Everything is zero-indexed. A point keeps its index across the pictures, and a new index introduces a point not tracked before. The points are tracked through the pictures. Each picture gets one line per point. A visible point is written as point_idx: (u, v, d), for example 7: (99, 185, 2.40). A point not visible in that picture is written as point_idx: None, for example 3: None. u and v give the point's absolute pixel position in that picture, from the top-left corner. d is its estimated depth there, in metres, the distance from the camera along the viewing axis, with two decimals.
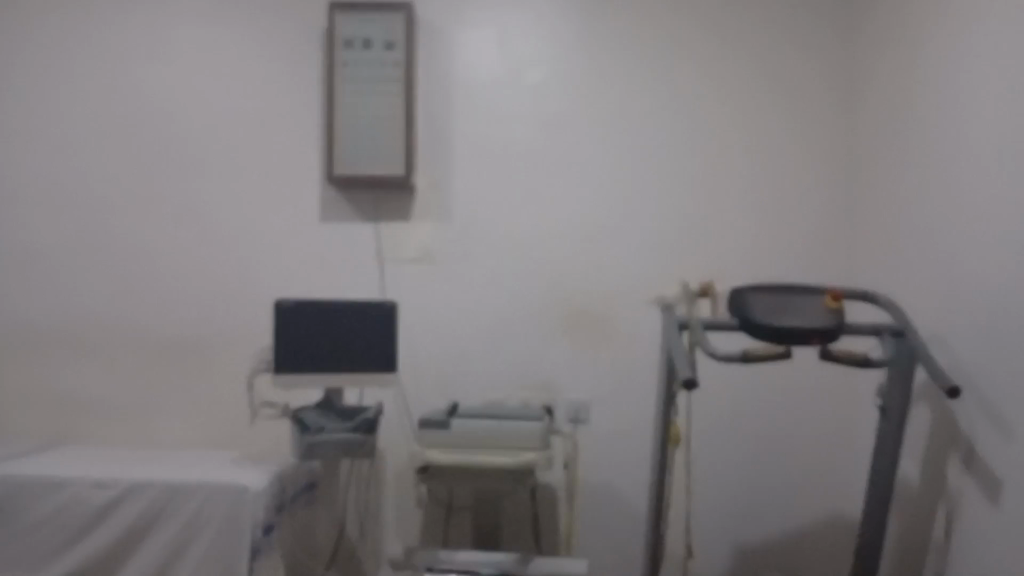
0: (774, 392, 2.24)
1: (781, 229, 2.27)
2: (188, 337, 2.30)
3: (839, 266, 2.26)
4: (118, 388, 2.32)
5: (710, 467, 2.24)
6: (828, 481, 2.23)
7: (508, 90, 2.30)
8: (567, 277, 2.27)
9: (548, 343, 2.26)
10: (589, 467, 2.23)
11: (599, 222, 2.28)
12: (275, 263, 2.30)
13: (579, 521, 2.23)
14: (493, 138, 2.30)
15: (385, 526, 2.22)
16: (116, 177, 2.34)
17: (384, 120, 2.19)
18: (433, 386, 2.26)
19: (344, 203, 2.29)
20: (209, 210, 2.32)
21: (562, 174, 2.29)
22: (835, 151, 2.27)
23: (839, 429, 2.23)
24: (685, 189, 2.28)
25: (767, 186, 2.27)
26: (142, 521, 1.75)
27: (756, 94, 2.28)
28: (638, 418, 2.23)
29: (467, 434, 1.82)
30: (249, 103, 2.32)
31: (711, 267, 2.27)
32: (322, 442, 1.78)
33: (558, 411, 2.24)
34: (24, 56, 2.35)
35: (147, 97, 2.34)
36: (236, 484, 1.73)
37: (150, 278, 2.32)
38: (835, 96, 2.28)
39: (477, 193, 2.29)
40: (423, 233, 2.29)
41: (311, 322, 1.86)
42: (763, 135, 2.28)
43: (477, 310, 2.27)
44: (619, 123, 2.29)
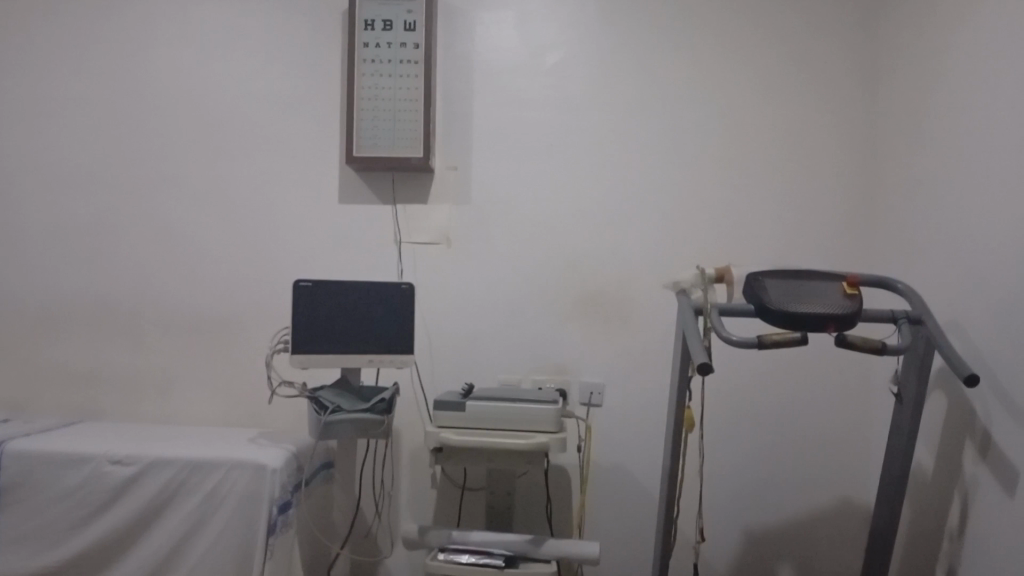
0: (789, 379, 2.23)
1: (801, 215, 2.25)
2: (208, 316, 2.33)
3: (859, 252, 2.24)
4: (138, 366, 2.35)
5: (724, 452, 2.24)
6: (843, 469, 2.23)
7: (527, 73, 2.30)
8: (583, 261, 2.27)
9: (564, 327, 2.26)
10: (602, 450, 2.24)
11: (616, 206, 2.27)
12: (293, 244, 2.32)
13: (591, 504, 2.24)
14: (512, 121, 2.30)
15: (400, 506, 2.25)
16: (139, 158, 2.37)
17: (403, 101, 2.20)
18: (449, 368, 2.28)
19: (362, 185, 2.30)
20: (229, 191, 2.34)
21: (579, 158, 2.28)
22: (857, 136, 2.25)
23: (855, 416, 2.22)
24: (703, 173, 2.26)
25: (786, 171, 2.26)
26: (160, 497, 1.79)
27: (777, 78, 2.26)
28: (652, 403, 2.24)
29: (481, 415, 1.84)
30: (268, 85, 2.34)
31: (729, 252, 2.26)
32: (338, 423, 1.79)
33: (572, 394, 2.25)
34: (51, 38, 2.40)
35: (170, 79, 2.37)
36: (253, 462, 1.75)
37: (171, 258, 2.35)
38: (857, 80, 2.25)
39: (494, 175, 2.29)
40: (439, 216, 2.30)
41: (329, 302, 1.87)
42: (783, 119, 2.26)
43: (493, 293, 2.28)
44: (638, 106, 2.28)
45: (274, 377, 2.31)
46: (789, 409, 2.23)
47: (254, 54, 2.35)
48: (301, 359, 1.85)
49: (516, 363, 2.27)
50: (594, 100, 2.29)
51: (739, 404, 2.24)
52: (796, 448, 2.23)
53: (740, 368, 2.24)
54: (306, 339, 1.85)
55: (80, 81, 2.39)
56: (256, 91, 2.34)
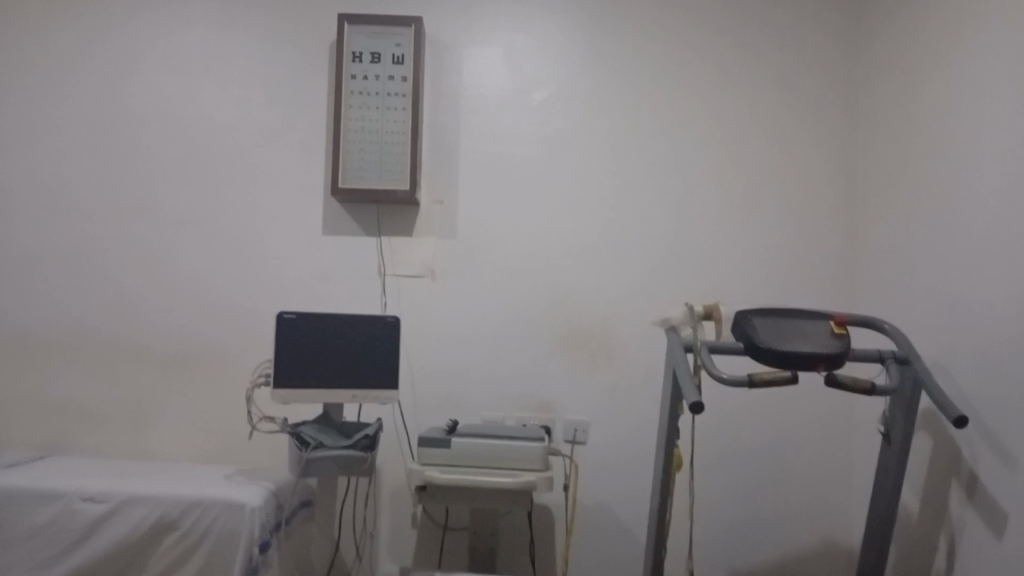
0: (774, 417, 2.23)
1: (786, 254, 2.27)
2: (185, 347, 2.28)
3: (842, 290, 2.26)
4: (111, 398, 2.28)
5: (710, 490, 2.22)
6: (828, 509, 2.21)
7: (514, 109, 2.31)
8: (569, 297, 2.26)
9: (549, 362, 2.24)
10: (588, 489, 2.21)
11: (602, 242, 2.27)
12: (276, 275, 2.28)
13: (576, 544, 2.20)
14: (499, 155, 2.30)
15: (380, 546, 2.19)
16: (118, 186, 2.33)
17: (391, 134, 2.19)
18: (432, 404, 2.24)
19: (348, 216, 2.28)
20: (210, 221, 2.30)
21: (566, 193, 2.28)
22: (839, 177, 2.28)
23: (839, 455, 2.22)
24: (690, 210, 2.27)
25: (771, 210, 2.27)
26: (134, 537, 1.73)
27: (760, 119, 2.29)
28: (637, 441, 2.22)
29: (466, 453, 1.81)
30: (255, 114, 2.32)
31: (715, 290, 2.26)
32: (320, 458, 1.74)
33: (557, 431, 2.22)
34: (35, 63, 2.36)
35: (156, 107, 2.34)
36: (234, 500, 1.71)
37: (150, 287, 2.30)
38: (838, 123, 2.29)
39: (481, 209, 2.28)
40: (425, 248, 2.27)
41: (313, 336, 1.83)
42: (767, 159, 2.29)
43: (478, 327, 2.26)
44: (625, 143, 2.29)
45: (255, 412, 2.24)
46: (775, 448, 2.23)
47: (238, 84, 2.33)
48: (283, 394, 1.80)
49: (500, 399, 2.23)
50: (581, 136, 2.29)
51: (725, 443, 2.23)
52: (782, 487, 2.22)
53: (726, 406, 2.24)
54: (288, 373, 1.81)
55: (59, 106, 2.35)
56: (240, 121, 2.32)
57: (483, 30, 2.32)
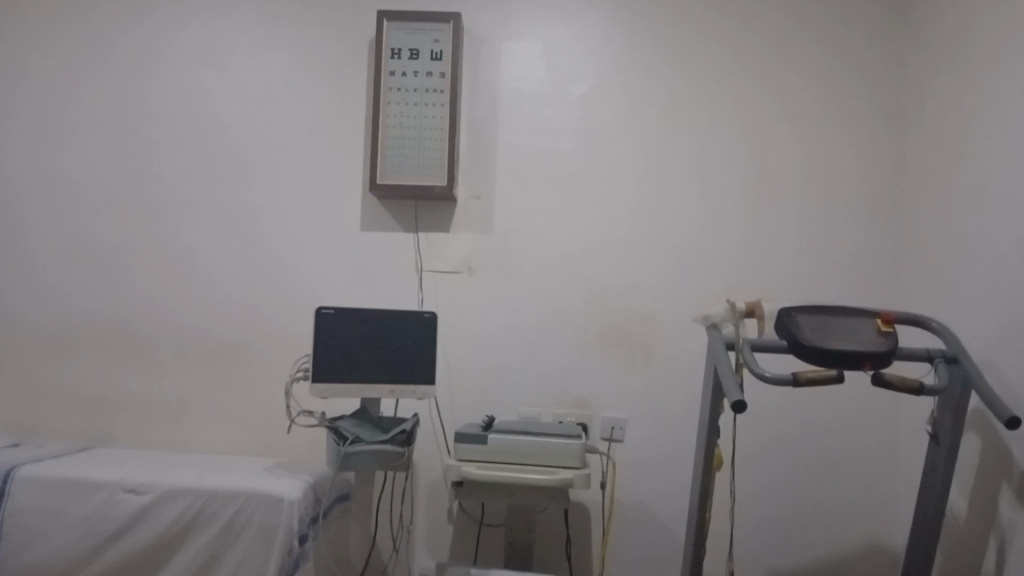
0: (816, 417, 2.19)
1: (829, 250, 2.22)
2: (224, 341, 2.30)
3: (887, 288, 2.21)
4: (153, 391, 2.31)
5: (749, 490, 2.19)
6: (872, 511, 2.17)
7: (552, 104, 2.29)
8: (607, 293, 2.24)
9: (587, 359, 2.22)
10: (625, 487, 2.19)
11: (640, 238, 2.24)
12: (314, 270, 2.29)
13: (613, 543, 2.18)
14: (536, 150, 2.28)
15: (416, 541, 2.19)
16: (159, 181, 2.36)
17: (429, 129, 2.19)
18: (468, 400, 2.23)
19: (386, 212, 2.28)
20: (250, 216, 2.32)
21: (604, 189, 2.26)
22: (884, 172, 2.23)
23: (883, 456, 2.17)
24: (730, 205, 2.24)
25: (814, 206, 2.23)
26: (175, 528, 1.75)
27: (802, 114, 2.25)
28: (675, 440, 2.19)
29: (503, 449, 1.80)
30: (294, 110, 2.33)
31: (755, 287, 2.22)
32: (358, 453, 1.74)
33: (594, 429, 2.20)
34: (81, 60, 2.40)
35: (197, 103, 2.36)
36: (273, 494, 1.72)
37: (191, 281, 2.32)
38: (884, 117, 2.24)
39: (518, 205, 2.27)
40: (462, 244, 2.27)
41: (351, 330, 1.84)
42: (810, 155, 2.24)
43: (515, 323, 2.24)
44: (664, 138, 2.26)
45: (293, 407, 2.25)
46: (817, 448, 2.18)
47: (277, 80, 2.34)
48: (321, 389, 1.80)
49: (537, 396, 2.22)
50: (620, 131, 2.27)
51: (765, 443, 2.19)
52: (823, 488, 2.18)
53: (767, 405, 2.20)
54: (326, 367, 1.81)
55: (102, 103, 2.39)
56: (278, 117, 2.33)
57: (521, 25, 2.31)
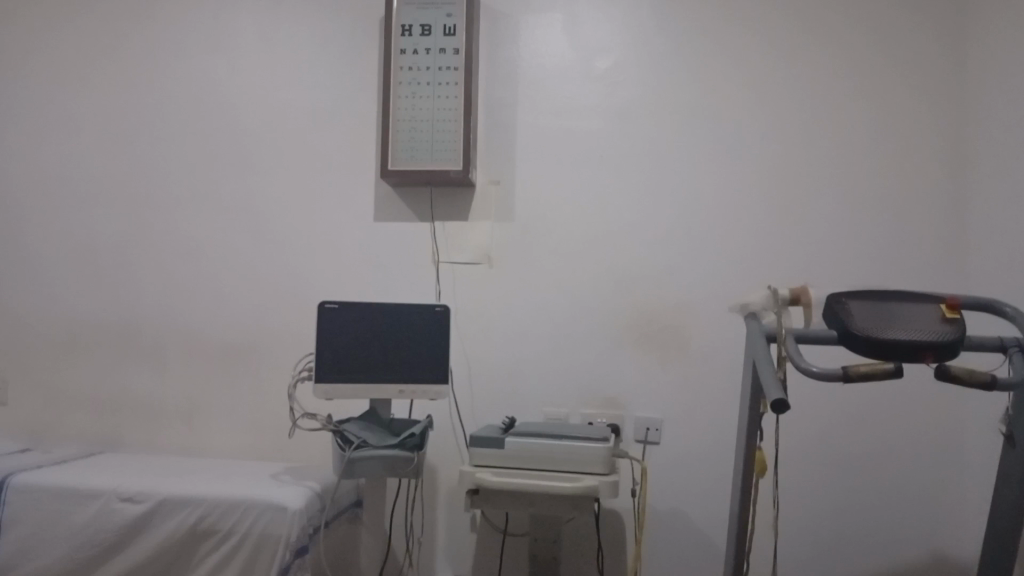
0: (871, 414, 1.99)
1: (884, 232, 2.02)
2: (235, 339, 2.20)
3: (952, 270, 1.99)
4: (162, 393, 2.22)
5: (797, 496, 2.00)
6: (937, 518, 1.96)
7: (576, 80, 2.13)
8: (638, 283, 2.07)
9: (617, 354, 2.06)
10: (659, 493, 2.02)
11: (673, 222, 2.07)
12: (327, 262, 2.17)
13: (648, 554, 2.01)
14: (560, 130, 2.12)
15: (436, 551, 2.05)
16: (166, 173, 2.26)
17: (444, 110, 2.05)
18: (490, 399, 2.09)
19: (400, 201, 2.15)
20: (258, 208, 2.21)
21: (634, 170, 2.09)
22: (946, 141, 2.01)
23: (949, 456, 1.96)
24: (772, 183, 2.05)
25: (865, 182, 2.03)
26: (174, 539, 1.64)
27: (853, 82, 2.05)
28: (715, 441, 2.01)
29: (521, 453, 1.65)
30: (303, 95, 2.21)
31: (802, 272, 2.03)
32: (364, 459, 1.61)
33: (626, 430, 2.03)
34: (87, 51, 2.32)
35: (203, 91, 2.26)
36: (274, 503, 1.60)
37: (201, 277, 2.23)
38: (945, 79, 2.02)
39: (541, 190, 2.12)
40: (482, 233, 2.12)
41: (356, 327, 1.71)
42: (861, 127, 2.04)
43: (540, 315, 2.09)
44: (698, 113, 2.08)
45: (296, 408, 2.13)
46: (872, 448, 1.98)
47: (286, 64, 2.23)
48: (325, 390, 1.67)
49: (563, 395, 2.06)
50: (650, 107, 2.10)
51: (815, 443, 2.00)
52: (880, 494, 1.98)
53: (815, 402, 2.00)
54: (332, 365, 1.68)
55: (109, 95, 2.31)
56: (287, 103, 2.22)
57: None
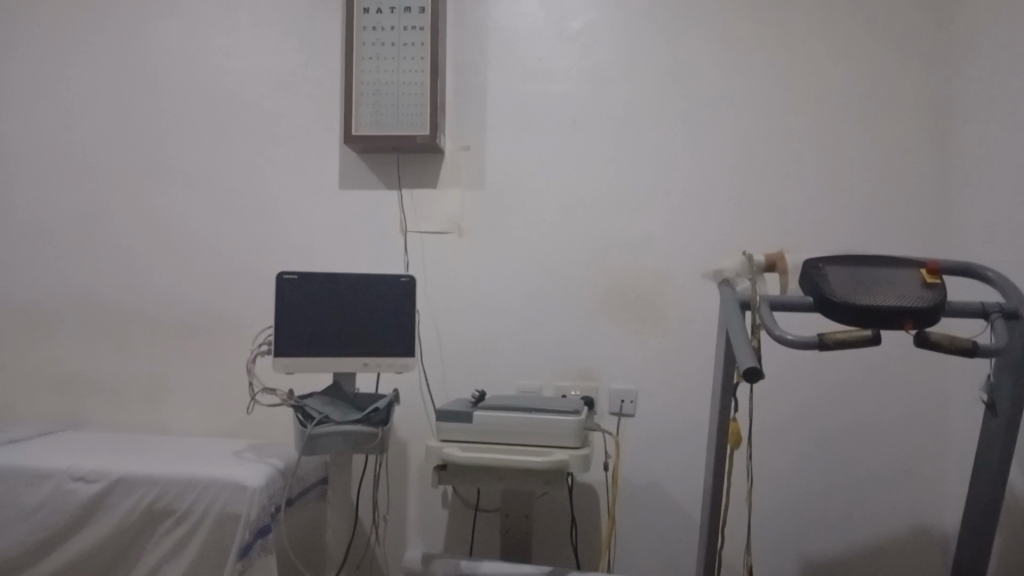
0: (850, 385, 1.94)
1: (864, 197, 1.96)
2: (197, 314, 2.13)
3: (934, 236, 1.94)
4: (123, 370, 2.15)
5: (775, 468, 1.96)
6: (917, 489, 1.92)
7: (548, 42, 2.05)
8: (613, 252, 2.00)
9: (590, 326, 2.00)
10: (635, 467, 1.98)
11: (649, 189, 2.00)
12: (291, 233, 2.10)
13: (623, 529, 1.97)
14: (532, 94, 2.05)
15: (407, 529, 2.00)
16: (124, 143, 2.17)
17: (409, 74, 1.97)
18: (461, 373, 2.03)
19: (366, 169, 2.07)
20: (220, 178, 2.13)
21: (608, 135, 2.02)
22: (929, 102, 1.95)
23: (929, 426, 1.92)
24: (749, 147, 1.99)
25: (845, 145, 1.97)
26: (130, 519, 1.58)
27: (834, 42, 1.98)
28: (692, 413, 1.96)
29: (491, 427, 1.59)
30: (264, 59, 2.12)
31: (781, 240, 1.97)
32: (326, 436, 1.55)
33: (600, 403, 1.98)
34: (37, 14, 2.22)
35: (160, 57, 2.17)
36: (232, 481, 1.55)
37: (160, 250, 2.15)
38: (928, 38, 1.95)
39: (513, 157, 2.04)
40: (451, 201, 2.05)
41: (316, 299, 1.64)
42: (843, 88, 1.97)
43: (511, 286, 2.03)
44: (674, 75, 2.01)
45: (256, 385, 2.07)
46: (851, 419, 1.94)
47: (247, 27, 2.14)
48: (285, 363, 1.61)
49: (537, 368, 2.01)
50: (625, 69, 2.02)
51: (793, 414, 1.96)
52: (859, 465, 1.94)
53: (793, 372, 1.96)
54: (291, 338, 1.61)
55: (61, 60, 2.21)
56: (249, 68, 2.13)
57: None
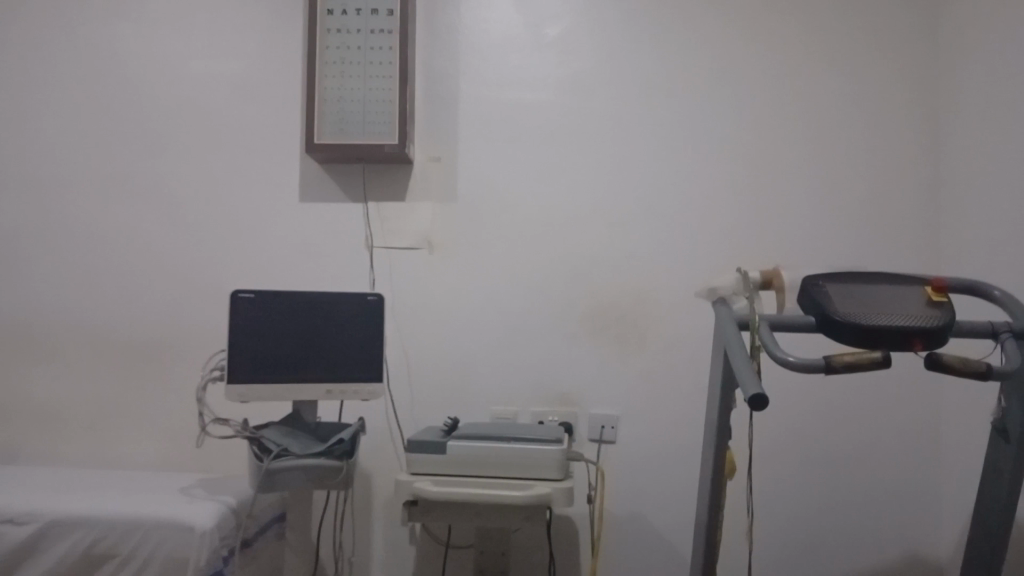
0: (840, 408, 1.86)
1: (852, 212, 1.89)
2: (145, 336, 1.96)
3: (924, 253, 1.87)
4: (61, 398, 1.97)
5: (763, 497, 1.86)
6: (910, 518, 1.84)
7: (525, 49, 1.95)
8: (593, 268, 1.90)
9: (569, 347, 1.89)
10: (617, 497, 1.86)
11: (631, 204, 1.91)
12: (248, 249, 1.95)
13: (604, 565, 1.85)
14: (507, 103, 1.94)
15: (372, 568, 1.86)
16: (65, 150, 2.01)
17: (378, 79, 1.85)
18: (432, 398, 1.90)
19: (330, 180, 1.94)
20: (171, 189, 1.98)
21: (587, 147, 1.92)
22: (917, 115, 1.89)
23: (921, 451, 1.84)
24: (734, 160, 1.90)
25: (832, 158, 1.90)
26: (65, 565, 1.41)
27: (820, 52, 1.91)
28: (677, 439, 1.86)
29: (466, 459, 1.47)
30: (221, 63, 1.99)
31: (767, 256, 1.89)
32: (285, 471, 1.40)
33: (580, 429, 1.87)
34: None
35: (107, 59, 2.02)
36: (182, 522, 1.39)
37: (104, 267, 1.99)
38: (915, 49, 1.90)
39: (487, 169, 1.93)
40: (422, 215, 1.93)
41: (275, 319, 1.50)
42: (829, 100, 1.90)
43: (486, 306, 1.91)
44: (656, 85, 1.92)
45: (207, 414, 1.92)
46: (841, 445, 1.86)
47: (203, 29, 2.00)
48: (240, 390, 1.46)
49: (513, 392, 1.89)
50: (605, 78, 1.93)
51: (782, 439, 1.87)
52: (850, 493, 1.85)
53: (781, 395, 1.87)
54: (247, 363, 1.47)
55: None
56: (204, 73, 1.99)
57: None
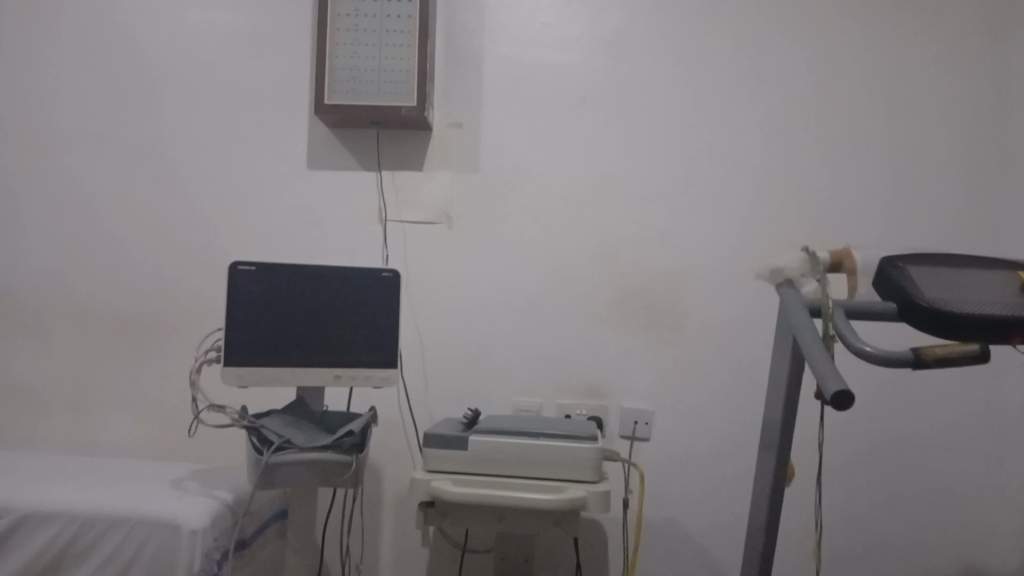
0: (893, 405, 1.71)
1: (911, 191, 1.72)
2: (137, 312, 1.81)
3: (990, 238, 1.71)
4: (45, 378, 1.82)
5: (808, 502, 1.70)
6: (967, 527, 1.69)
7: (554, 6, 1.78)
8: (626, 247, 1.74)
9: (598, 334, 1.73)
10: (648, 498, 1.70)
11: (669, 177, 1.74)
12: (250, 220, 1.79)
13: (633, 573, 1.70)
14: (535, 65, 1.77)
15: (381, 568, 1.72)
16: (52, 109, 1.85)
17: (394, 34, 1.68)
18: (448, 386, 1.74)
19: (341, 145, 1.78)
20: (167, 153, 1.82)
21: (621, 115, 1.76)
22: (986, 84, 1.72)
23: (981, 453, 1.69)
24: (783, 131, 1.74)
25: (890, 131, 1.73)
26: (39, 566, 1.26)
27: (880, 15, 1.74)
28: (715, 437, 1.70)
29: (488, 456, 1.31)
30: (223, 17, 1.82)
31: (818, 238, 1.72)
32: (287, 465, 1.25)
33: (610, 424, 1.71)
34: None
35: (98, 11, 1.84)
36: (171, 521, 1.24)
37: (94, 237, 1.83)
38: (985, 13, 1.73)
39: (512, 137, 1.77)
40: (439, 186, 1.77)
41: (277, 296, 1.34)
42: (890, 69, 1.73)
43: (508, 286, 1.75)
44: (698, 48, 1.75)
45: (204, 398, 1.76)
46: (894, 446, 1.70)
47: None
48: (238, 375, 1.31)
49: (536, 380, 1.73)
50: (641, 39, 1.76)
51: (829, 439, 1.71)
52: (902, 500, 1.69)
53: None
54: (246, 344, 1.32)
55: None
56: (205, 27, 1.82)
57: None
